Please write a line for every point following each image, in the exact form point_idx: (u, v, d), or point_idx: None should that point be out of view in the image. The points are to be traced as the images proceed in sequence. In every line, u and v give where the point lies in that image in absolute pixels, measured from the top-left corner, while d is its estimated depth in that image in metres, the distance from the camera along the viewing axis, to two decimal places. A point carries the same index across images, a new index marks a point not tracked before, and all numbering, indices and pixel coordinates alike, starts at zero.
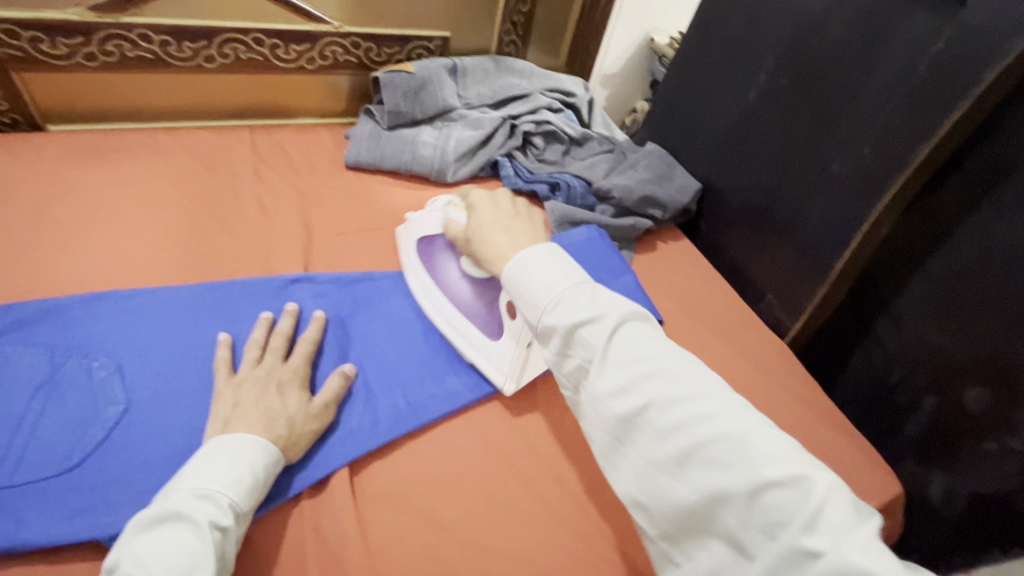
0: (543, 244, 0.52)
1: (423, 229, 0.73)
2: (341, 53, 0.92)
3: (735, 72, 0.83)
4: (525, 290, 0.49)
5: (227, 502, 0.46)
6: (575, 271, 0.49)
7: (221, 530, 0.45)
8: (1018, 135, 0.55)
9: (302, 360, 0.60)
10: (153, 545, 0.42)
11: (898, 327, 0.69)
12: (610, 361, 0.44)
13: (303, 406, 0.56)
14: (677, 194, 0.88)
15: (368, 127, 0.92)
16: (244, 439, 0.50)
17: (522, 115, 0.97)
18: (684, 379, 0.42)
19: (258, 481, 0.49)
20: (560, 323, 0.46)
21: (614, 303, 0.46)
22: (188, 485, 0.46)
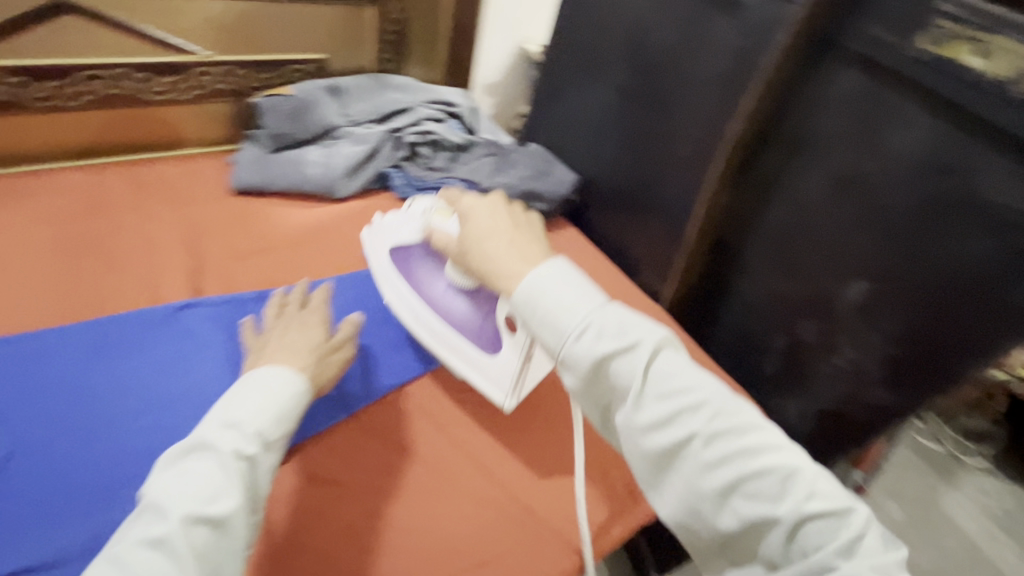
0: (556, 259, 0.51)
1: (399, 239, 0.75)
2: (215, 81, 0.92)
3: (592, 74, 0.94)
4: (541, 314, 0.48)
5: (254, 432, 0.49)
6: (592, 289, 0.49)
7: (248, 459, 0.47)
8: (806, 113, 0.68)
9: (323, 304, 0.66)
10: (178, 476, 0.44)
11: (749, 281, 0.80)
12: (649, 392, 0.45)
13: (325, 340, 0.62)
14: (556, 187, 0.97)
15: (252, 152, 0.93)
16: (271, 371, 0.54)
17: (406, 127, 1.02)
18: (726, 411, 0.44)
19: (282, 411, 0.52)
20: (593, 355, 0.45)
21: (645, 329, 0.46)
22: (216, 418, 0.49)
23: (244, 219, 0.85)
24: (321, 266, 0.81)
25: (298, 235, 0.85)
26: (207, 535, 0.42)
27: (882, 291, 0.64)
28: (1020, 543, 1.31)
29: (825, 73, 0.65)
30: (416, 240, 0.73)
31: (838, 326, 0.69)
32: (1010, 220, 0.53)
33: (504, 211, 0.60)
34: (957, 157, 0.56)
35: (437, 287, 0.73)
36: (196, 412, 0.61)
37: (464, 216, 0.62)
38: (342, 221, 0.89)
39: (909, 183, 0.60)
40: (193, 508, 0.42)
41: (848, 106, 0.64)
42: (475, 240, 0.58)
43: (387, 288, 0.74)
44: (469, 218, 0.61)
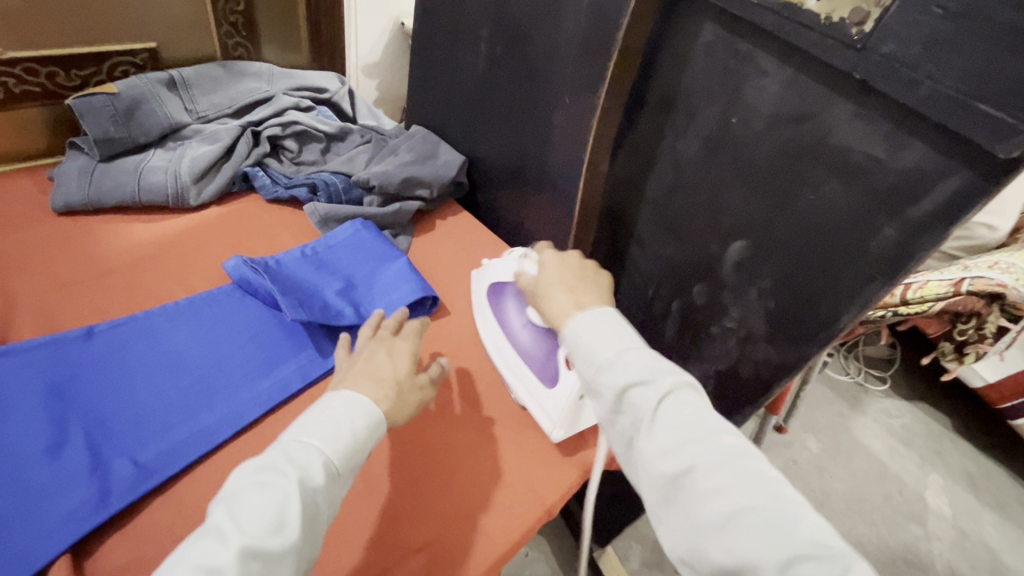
0: (608, 311, 0.54)
1: (495, 275, 0.74)
2: (16, 84, 0.78)
3: (461, 46, 0.87)
4: (583, 348, 0.51)
5: (322, 460, 0.45)
6: (627, 331, 0.52)
7: (314, 489, 0.44)
8: (671, 71, 0.65)
9: (415, 334, 0.59)
10: (247, 496, 0.42)
11: (642, 249, 0.79)
12: (659, 423, 0.46)
13: (409, 375, 0.55)
14: (441, 170, 0.91)
15: (78, 163, 0.80)
16: (354, 399, 0.49)
17: (267, 119, 0.92)
18: (731, 446, 0.45)
19: (358, 439, 0.48)
20: (617, 384, 0.48)
21: (667, 369, 0.49)
22: (293, 437, 0.46)
23: (71, 243, 0.73)
24: (169, 286, 0.71)
25: (141, 254, 0.74)
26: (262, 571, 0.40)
27: (757, 250, 0.64)
28: (919, 455, 1.43)
29: (684, 28, 0.63)
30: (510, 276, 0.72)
31: (723, 286, 0.69)
32: (860, 166, 0.52)
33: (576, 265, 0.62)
34: (809, 105, 0.55)
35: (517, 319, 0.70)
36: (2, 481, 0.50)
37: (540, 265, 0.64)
38: (195, 233, 0.79)
39: (767, 136, 0.59)
40: (251, 541, 0.40)
41: (707, 61, 0.62)
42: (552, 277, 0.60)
43: (481, 317, 0.75)
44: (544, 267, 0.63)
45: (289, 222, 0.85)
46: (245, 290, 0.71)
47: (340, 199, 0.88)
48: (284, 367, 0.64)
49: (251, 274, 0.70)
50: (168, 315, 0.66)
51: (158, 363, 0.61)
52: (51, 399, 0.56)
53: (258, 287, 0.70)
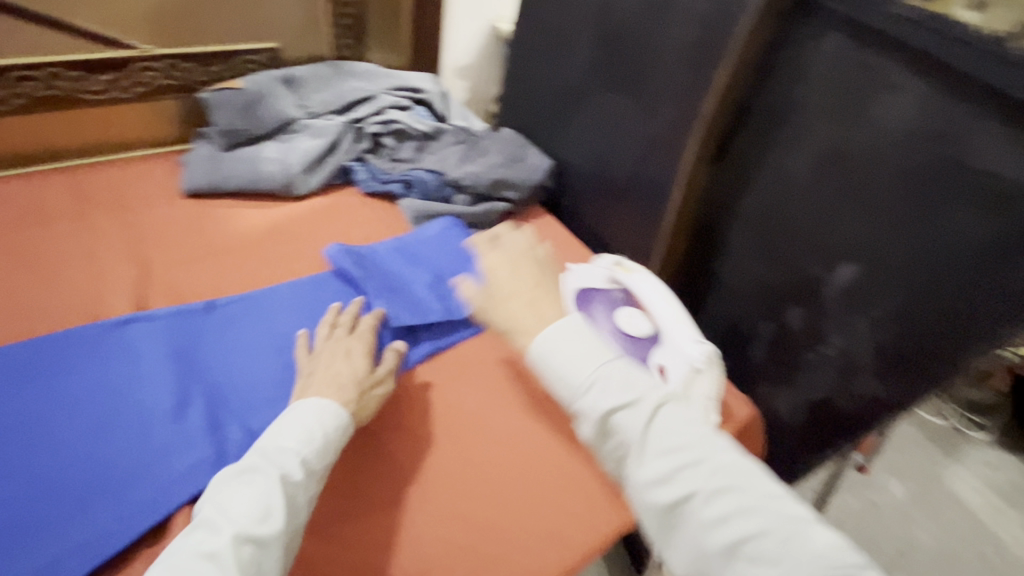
0: (568, 316, 0.51)
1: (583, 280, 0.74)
2: (157, 77, 0.86)
3: (559, 50, 0.88)
4: (553, 369, 0.48)
5: (299, 460, 0.50)
6: (600, 346, 0.48)
7: (294, 485, 0.48)
8: (786, 82, 0.63)
9: (370, 333, 0.64)
10: (234, 493, 0.47)
11: (732, 265, 0.75)
12: (651, 448, 0.43)
13: (368, 373, 0.60)
14: (529, 173, 0.93)
15: (205, 151, 0.88)
16: (317, 403, 0.54)
17: (368, 117, 0.96)
18: (732, 470, 0.42)
19: (328, 441, 0.53)
20: (597, 408, 0.45)
21: (646, 384, 0.46)
22: (269, 444, 0.51)
23: (193, 223, 0.80)
24: (276, 269, 0.76)
25: (253, 237, 0.80)
26: (254, 556, 0.44)
27: (870, 277, 0.60)
28: None
29: (807, 37, 0.60)
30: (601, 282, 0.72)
31: (825, 311, 0.65)
32: (1005, 193, 0.48)
33: (530, 266, 0.56)
34: (947, 124, 0.51)
35: None
36: (132, 436, 0.56)
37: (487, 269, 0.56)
38: (300, 220, 0.85)
39: (896, 155, 0.55)
40: (242, 527, 0.44)
41: (831, 73, 0.58)
42: (499, 296, 0.54)
43: None
44: (491, 272, 0.56)
45: (384, 215, 0.89)
46: (342, 278, 0.76)
47: (431, 196, 0.91)
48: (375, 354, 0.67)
49: (347, 264, 0.75)
50: (276, 296, 0.72)
51: (267, 339, 0.66)
52: (178, 364, 0.62)
53: (357, 277, 0.74)
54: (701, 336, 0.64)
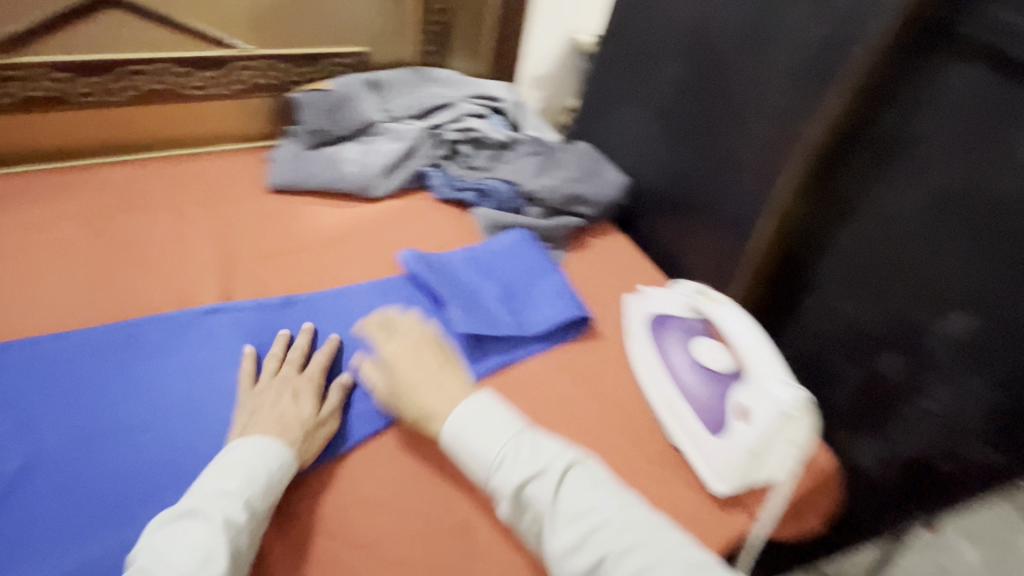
0: (473, 394, 0.55)
1: (661, 307, 0.71)
2: (254, 76, 0.89)
3: (646, 66, 0.86)
4: (468, 450, 0.52)
5: (243, 502, 0.48)
6: (510, 420, 0.53)
7: (236, 528, 0.46)
8: (903, 113, 0.59)
9: (319, 370, 0.62)
10: (170, 540, 0.45)
11: (819, 303, 0.70)
12: (562, 516, 0.47)
13: (315, 413, 0.58)
14: (604, 190, 0.91)
15: (291, 148, 0.91)
16: (260, 441, 0.52)
17: (447, 123, 0.97)
18: (633, 529, 0.46)
19: (271, 480, 0.51)
20: (508, 483, 0.49)
21: (552, 452, 0.51)
22: (206, 488, 0.48)
23: (276, 220, 0.83)
24: (352, 271, 0.78)
25: (331, 237, 0.82)
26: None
27: (991, 330, 0.55)
28: None
29: (933, 67, 0.56)
30: (680, 312, 0.69)
31: (932, 363, 0.60)
32: None
33: (432, 350, 0.60)
34: None
35: (682, 358, 0.67)
36: (212, 426, 0.58)
37: (391, 361, 0.60)
38: (376, 223, 0.86)
39: None
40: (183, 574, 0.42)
41: (961, 106, 0.55)
42: (406, 386, 0.57)
43: (637, 346, 0.72)
44: (395, 362, 0.60)
45: (457, 223, 0.90)
46: (414, 283, 0.77)
47: (504, 207, 0.91)
48: None
49: (419, 269, 0.76)
50: (350, 297, 0.73)
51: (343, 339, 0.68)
52: (258, 359, 0.63)
53: (429, 284, 0.74)
54: (791, 377, 0.57)
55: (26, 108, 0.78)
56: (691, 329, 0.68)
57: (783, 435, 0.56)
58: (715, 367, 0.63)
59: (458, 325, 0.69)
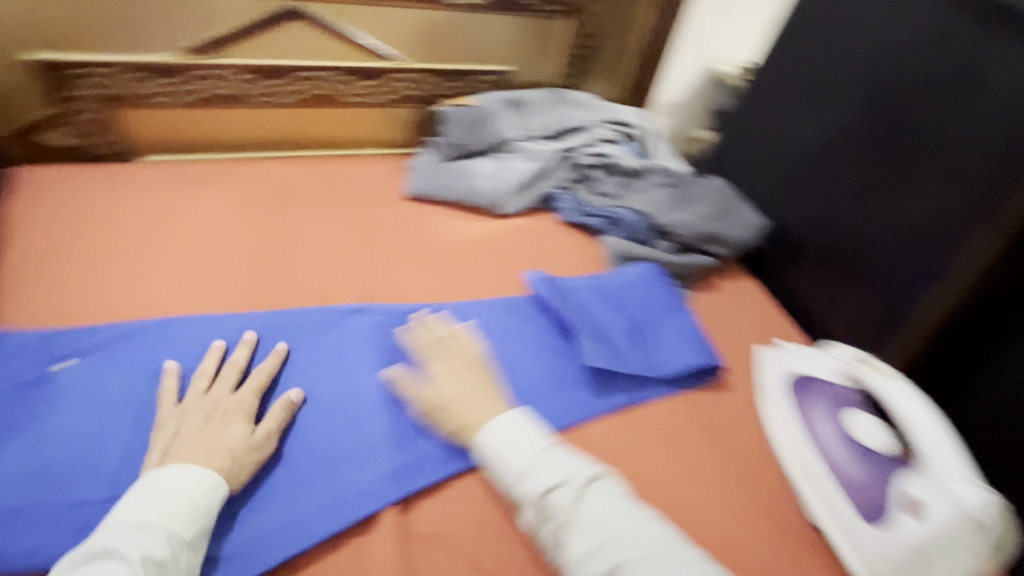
0: (507, 410, 0.57)
1: (807, 369, 0.66)
2: (406, 87, 0.93)
3: (806, 113, 0.87)
4: (496, 458, 0.54)
5: (163, 535, 0.46)
6: (541, 433, 0.55)
7: (156, 564, 0.44)
8: None
9: (250, 393, 0.58)
10: None
11: (1001, 381, 0.71)
12: (581, 525, 0.49)
13: (246, 437, 0.54)
14: (741, 232, 0.88)
15: (428, 159, 0.94)
16: (178, 470, 0.49)
17: (581, 147, 0.97)
18: (645, 546, 0.48)
19: (198, 508, 0.48)
20: (535, 490, 0.51)
21: (579, 466, 0.53)
22: (123, 521, 0.46)
23: (410, 227, 0.86)
24: (480, 287, 0.79)
25: (462, 250, 0.84)
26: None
27: None
28: None
29: None
30: (832, 379, 0.64)
31: None
32: None
33: (473, 367, 0.61)
34: None
35: (831, 429, 0.61)
36: (349, 426, 0.59)
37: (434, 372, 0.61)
38: (503, 240, 0.87)
39: None
40: None
41: None
42: (447, 402, 0.58)
43: (772, 406, 0.67)
44: (436, 376, 0.61)
45: (582, 249, 0.89)
46: (540, 305, 0.77)
47: (632, 237, 0.89)
48: (567, 396, 0.67)
49: (545, 292, 0.76)
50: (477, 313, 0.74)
51: None
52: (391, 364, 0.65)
53: (557, 309, 0.74)
54: (976, 477, 0.52)
55: (206, 103, 0.85)
56: (843, 400, 0.63)
57: (964, 543, 0.50)
58: (872, 446, 0.58)
59: (586, 355, 0.68)
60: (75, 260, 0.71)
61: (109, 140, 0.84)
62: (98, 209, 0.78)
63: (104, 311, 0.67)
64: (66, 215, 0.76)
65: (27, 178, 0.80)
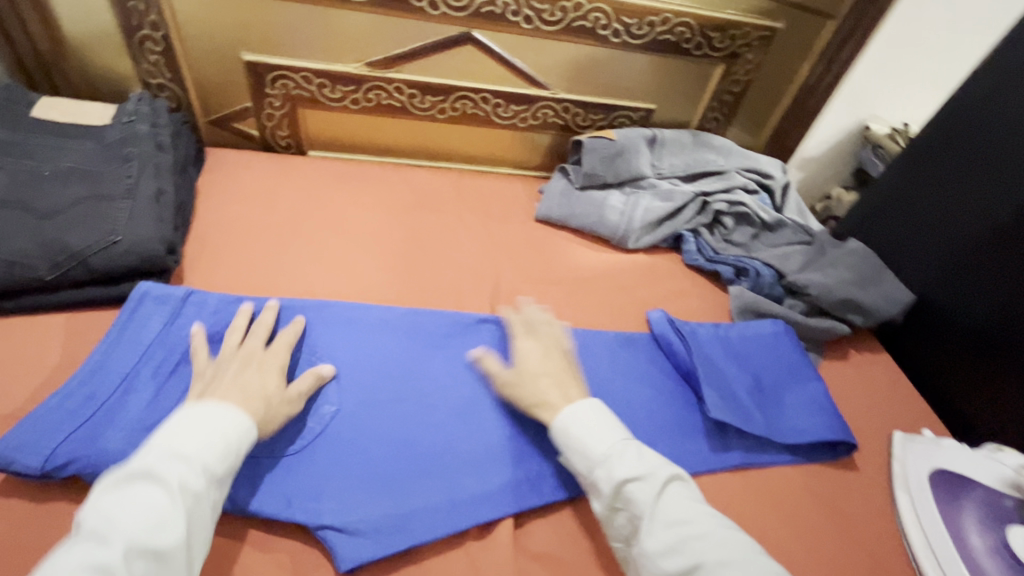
0: (585, 398, 0.60)
1: (957, 466, 0.64)
2: (551, 115, 0.98)
3: (988, 190, 0.77)
4: (575, 441, 0.56)
5: (199, 467, 0.47)
6: (619, 427, 0.58)
7: (193, 493, 0.45)
8: None
9: (285, 349, 0.62)
10: (122, 503, 0.42)
11: None
12: (660, 519, 0.50)
13: (281, 388, 0.57)
14: (884, 303, 0.83)
15: (561, 185, 0.96)
16: (213, 407, 0.51)
17: (716, 192, 0.96)
18: (729, 546, 0.47)
19: (231, 448, 0.50)
20: (613, 478, 0.53)
21: (657, 463, 0.54)
22: (162, 447, 0.47)
23: (538, 248, 0.89)
24: (600, 318, 0.81)
25: (585, 277, 0.87)
26: (148, 566, 0.41)
27: None
28: None
29: None
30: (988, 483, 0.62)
31: None
32: None
33: (554, 352, 0.66)
34: None
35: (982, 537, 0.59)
36: (475, 431, 0.62)
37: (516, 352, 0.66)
38: (626, 274, 0.89)
39: None
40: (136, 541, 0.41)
41: None
42: (532, 375, 0.63)
43: (910, 498, 0.64)
44: (521, 355, 0.66)
45: (707, 296, 0.89)
46: (659, 344, 0.76)
47: (761, 292, 0.87)
48: (686, 443, 0.66)
49: (667, 331, 0.76)
50: (599, 342, 0.75)
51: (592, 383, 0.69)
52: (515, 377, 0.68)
53: (678, 352, 0.73)
54: None
55: (373, 111, 0.93)
56: (999, 509, 0.60)
57: None
58: None
59: (710, 407, 0.66)
60: (249, 235, 0.80)
61: (285, 135, 0.95)
62: (271, 193, 0.87)
63: (270, 283, 0.75)
64: (246, 194, 0.86)
65: (218, 158, 0.91)
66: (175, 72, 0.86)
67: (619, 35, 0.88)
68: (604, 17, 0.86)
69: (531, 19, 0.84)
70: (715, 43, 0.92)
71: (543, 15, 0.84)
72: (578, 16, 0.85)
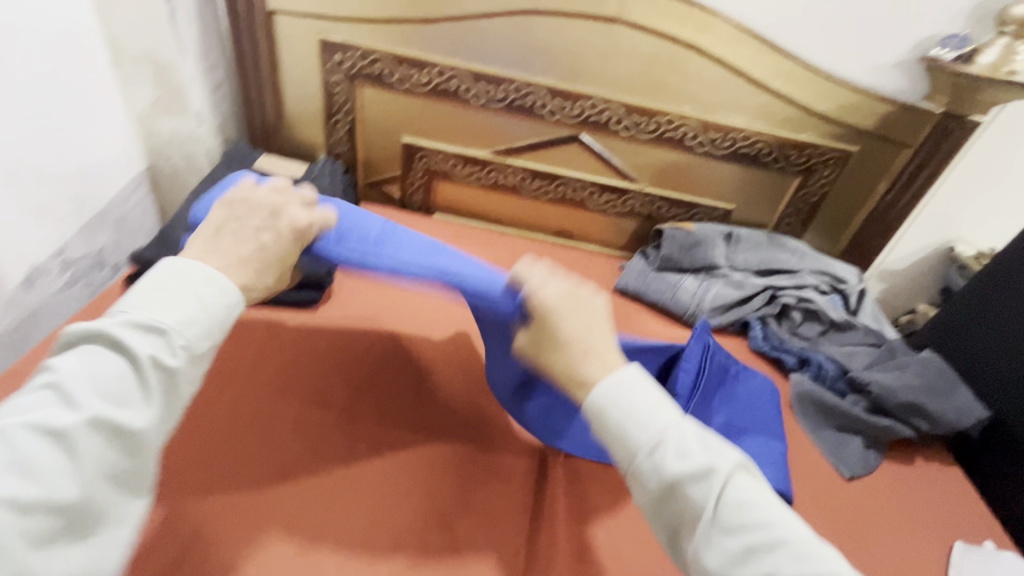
0: (628, 367, 0.50)
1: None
2: (638, 205, 1.14)
3: None
4: (615, 425, 0.47)
5: (173, 343, 0.43)
6: (666, 401, 0.48)
7: (164, 369, 0.43)
8: None
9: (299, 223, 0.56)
10: (85, 365, 0.41)
11: None
12: (723, 522, 0.43)
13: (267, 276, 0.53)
14: (956, 416, 0.84)
15: (640, 264, 1.08)
16: (204, 278, 0.46)
17: (786, 287, 1.04)
18: (808, 559, 0.42)
19: (216, 323, 0.46)
20: (662, 476, 0.45)
21: (720, 455, 0.46)
22: (132, 314, 0.43)
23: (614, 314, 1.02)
24: None
25: None
26: (115, 435, 0.40)
27: None
28: None
29: None
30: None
31: None
32: None
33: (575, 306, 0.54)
34: None
35: None
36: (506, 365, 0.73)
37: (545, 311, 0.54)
38: None
39: None
40: (91, 410, 0.39)
41: None
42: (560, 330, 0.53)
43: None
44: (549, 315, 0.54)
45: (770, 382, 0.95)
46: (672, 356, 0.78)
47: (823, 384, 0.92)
48: None
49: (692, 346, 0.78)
50: None
51: None
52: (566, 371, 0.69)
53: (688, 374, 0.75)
54: None
55: (490, 188, 1.15)
56: None
57: None
58: None
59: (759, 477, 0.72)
60: None
61: (419, 199, 1.19)
62: None
63: None
64: None
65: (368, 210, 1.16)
66: (351, 144, 1.14)
67: (704, 145, 1.04)
68: (691, 131, 1.02)
69: (629, 128, 1.03)
70: (792, 159, 1.04)
71: (640, 126, 1.03)
72: (669, 128, 1.02)
